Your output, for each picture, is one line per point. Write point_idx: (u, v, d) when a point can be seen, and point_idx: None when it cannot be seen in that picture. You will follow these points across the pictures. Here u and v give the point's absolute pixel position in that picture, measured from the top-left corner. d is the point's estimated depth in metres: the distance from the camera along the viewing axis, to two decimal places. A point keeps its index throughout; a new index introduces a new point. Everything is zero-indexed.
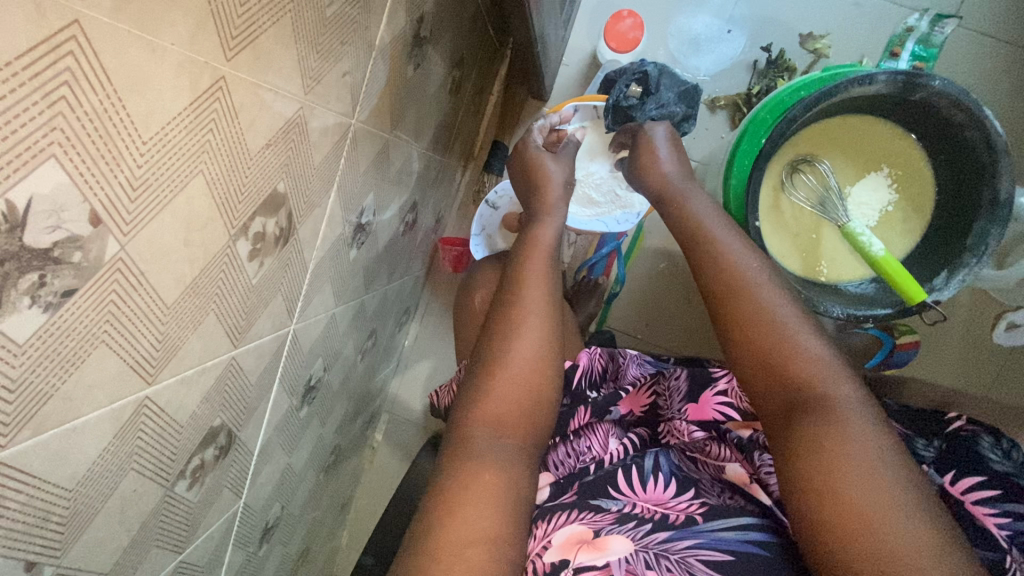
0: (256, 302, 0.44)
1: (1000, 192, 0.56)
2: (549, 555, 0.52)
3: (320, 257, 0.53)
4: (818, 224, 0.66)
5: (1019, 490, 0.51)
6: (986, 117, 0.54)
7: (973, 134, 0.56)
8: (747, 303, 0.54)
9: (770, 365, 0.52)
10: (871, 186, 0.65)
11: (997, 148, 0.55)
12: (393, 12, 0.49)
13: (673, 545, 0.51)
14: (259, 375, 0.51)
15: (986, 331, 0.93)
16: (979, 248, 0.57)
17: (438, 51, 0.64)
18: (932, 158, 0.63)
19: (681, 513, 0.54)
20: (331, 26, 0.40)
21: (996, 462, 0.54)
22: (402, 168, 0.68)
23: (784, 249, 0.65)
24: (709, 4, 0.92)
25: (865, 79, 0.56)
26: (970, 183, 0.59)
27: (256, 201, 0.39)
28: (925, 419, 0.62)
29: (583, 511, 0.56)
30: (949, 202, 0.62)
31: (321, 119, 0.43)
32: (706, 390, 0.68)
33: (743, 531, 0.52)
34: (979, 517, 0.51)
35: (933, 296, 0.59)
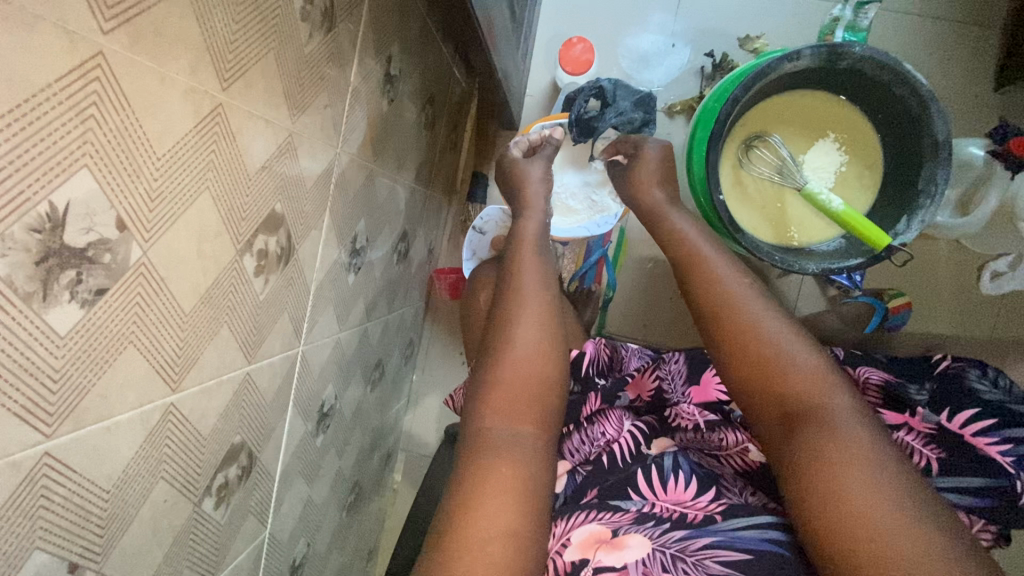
0: (265, 319, 0.48)
1: (938, 135, 0.60)
2: (569, 553, 0.53)
3: (320, 280, 0.57)
4: (780, 193, 0.70)
5: (1014, 417, 0.55)
6: (909, 72, 0.59)
7: (903, 89, 0.61)
8: (723, 297, 0.58)
9: (755, 366, 0.53)
10: (823, 151, 0.70)
11: (925, 97, 0.59)
12: (364, 51, 0.55)
13: (689, 546, 0.51)
14: (275, 394, 0.53)
15: (971, 284, 0.97)
16: (931, 190, 0.61)
17: (409, 89, 0.70)
18: (871, 117, 0.68)
19: (700, 513, 0.55)
20: (310, 63, 0.45)
21: (987, 392, 0.59)
22: (389, 197, 0.73)
23: (752, 221, 0.70)
24: (651, 25, 1.01)
25: (793, 55, 0.61)
26: (910, 133, 0.64)
27: (257, 219, 0.43)
28: (915, 365, 0.66)
29: (602, 511, 0.57)
30: (898, 154, 0.66)
31: (308, 148, 0.48)
32: (707, 372, 0.71)
33: (761, 531, 0.52)
34: (981, 448, 0.54)
35: (898, 240, 0.62)
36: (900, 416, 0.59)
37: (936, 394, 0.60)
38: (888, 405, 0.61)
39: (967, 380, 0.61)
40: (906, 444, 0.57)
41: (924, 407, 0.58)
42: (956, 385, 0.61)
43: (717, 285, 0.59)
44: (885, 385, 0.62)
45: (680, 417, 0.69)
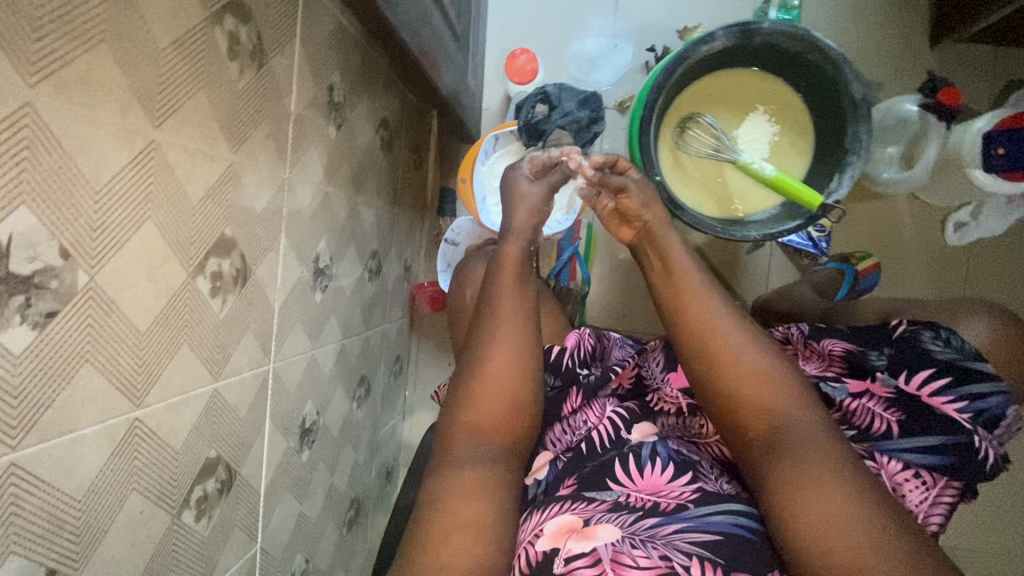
0: (227, 337, 0.51)
1: (856, 94, 0.63)
2: (541, 542, 0.53)
3: (284, 298, 0.61)
4: (720, 168, 0.73)
5: (965, 373, 0.56)
6: (817, 39, 0.62)
7: (815, 56, 0.64)
8: (703, 311, 0.58)
9: (740, 386, 0.53)
10: (754, 124, 0.73)
11: (837, 60, 0.62)
12: (302, 82, 0.59)
13: (659, 531, 0.51)
14: (248, 410, 0.56)
15: (936, 239, 0.99)
16: (857, 146, 0.64)
17: (358, 114, 0.74)
18: (795, 86, 0.71)
19: (673, 500, 0.55)
20: (245, 97, 0.49)
21: (938, 351, 0.58)
22: (351, 217, 0.76)
23: (696, 199, 0.73)
24: (593, 29, 1.06)
25: (706, 38, 0.65)
26: (830, 96, 0.67)
27: (207, 243, 0.47)
28: (870, 330, 0.63)
29: (577, 501, 0.57)
30: (823, 117, 0.70)
31: (254, 175, 0.52)
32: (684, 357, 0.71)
33: (731, 517, 0.52)
34: (940, 408, 0.55)
35: (832, 197, 0.65)
36: (862, 383, 0.59)
37: (894, 357, 0.59)
38: (851, 373, 0.61)
39: (922, 343, 0.59)
40: (867, 409, 0.57)
41: (884, 371, 0.58)
42: (910, 347, 0.59)
43: (695, 298, 0.59)
44: (846, 353, 0.61)
45: (662, 401, 0.70)
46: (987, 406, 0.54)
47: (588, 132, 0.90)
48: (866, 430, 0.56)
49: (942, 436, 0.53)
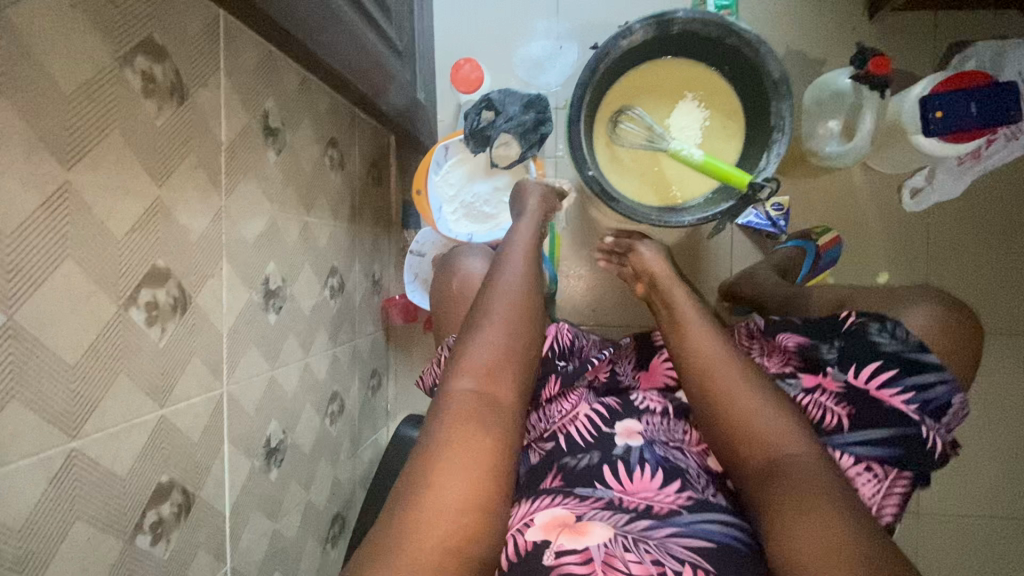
0: (170, 364, 0.53)
1: (774, 73, 0.64)
2: (530, 532, 0.49)
3: (232, 322, 0.62)
4: (655, 157, 0.75)
5: (915, 365, 0.55)
6: (732, 23, 0.63)
7: (733, 40, 0.66)
8: (706, 347, 0.60)
9: (737, 418, 0.54)
10: (685, 111, 0.75)
11: (752, 42, 0.64)
12: (232, 112, 0.61)
13: (654, 531, 0.48)
14: (203, 434, 0.58)
15: (891, 207, 1.00)
16: (779, 124, 0.65)
17: (300, 137, 0.76)
18: (721, 70, 0.72)
19: (667, 504, 0.51)
20: (166, 132, 0.52)
21: (885, 343, 0.57)
22: (303, 238, 0.78)
23: (635, 189, 0.75)
24: (537, 32, 1.08)
25: (625, 31, 0.66)
26: (752, 78, 0.68)
27: (138, 274, 0.49)
28: (821, 322, 0.64)
29: (566, 497, 0.53)
30: (749, 99, 0.71)
31: (185, 206, 0.54)
32: (654, 358, 0.74)
33: (723, 525, 0.49)
34: (888, 400, 0.54)
35: (761, 175, 0.67)
36: (814, 377, 0.59)
37: (845, 351, 0.59)
38: (804, 368, 0.61)
39: (869, 337, 0.58)
40: (818, 404, 0.57)
41: (832, 365, 0.58)
42: (858, 341, 0.58)
43: (699, 335, 0.61)
44: (798, 349, 0.62)
45: (647, 400, 0.66)
46: (933, 396, 0.53)
47: (534, 134, 0.91)
48: (818, 425, 0.56)
49: (892, 427, 0.53)
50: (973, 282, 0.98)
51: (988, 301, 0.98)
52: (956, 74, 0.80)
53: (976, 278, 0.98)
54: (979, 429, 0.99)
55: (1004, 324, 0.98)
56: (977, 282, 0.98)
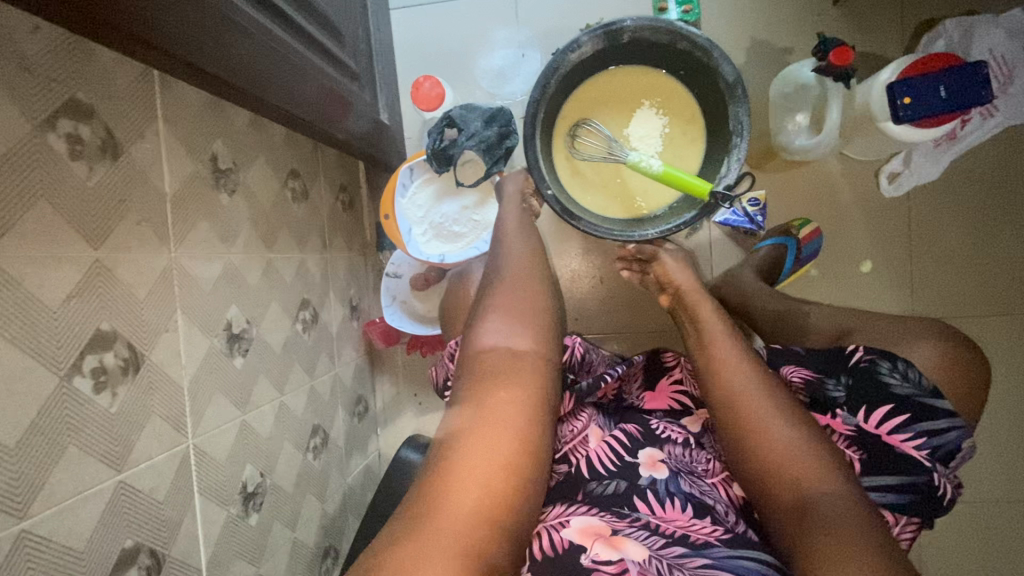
0: (126, 427, 0.52)
1: (728, 74, 0.64)
2: (566, 531, 0.50)
3: (194, 373, 0.61)
4: (617, 169, 0.73)
5: (925, 411, 0.55)
6: (680, 28, 0.63)
7: (684, 44, 0.65)
8: (736, 375, 0.58)
9: (769, 453, 0.52)
10: (643, 120, 0.72)
11: (704, 45, 0.63)
12: (176, 159, 0.60)
13: (689, 561, 0.47)
14: (170, 492, 0.57)
15: (872, 194, 0.97)
16: (738, 128, 0.66)
17: (257, 174, 0.75)
18: (676, 74, 0.70)
19: (702, 535, 0.50)
20: (101, 191, 0.50)
21: (896, 385, 0.57)
22: (268, 275, 0.77)
23: (599, 203, 0.73)
24: (499, 42, 1.06)
25: (574, 44, 0.65)
26: (705, 82, 0.68)
27: (80, 341, 0.48)
28: (825, 352, 0.63)
29: (602, 512, 0.53)
30: (707, 103, 0.70)
31: (129, 264, 0.53)
32: (662, 378, 0.70)
33: (759, 557, 0.48)
34: (899, 445, 0.55)
35: (723, 183, 0.66)
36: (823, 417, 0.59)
37: (852, 389, 0.58)
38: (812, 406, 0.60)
39: (878, 376, 0.58)
40: None
41: (842, 407, 0.58)
42: (869, 379, 0.58)
43: (727, 363, 0.59)
44: (805, 384, 0.61)
45: (667, 429, 0.63)
46: (942, 442, 0.54)
47: (498, 149, 0.90)
48: None
49: (902, 474, 0.54)
50: (959, 265, 0.96)
51: (976, 284, 0.96)
52: (919, 58, 0.79)
53: (962, 261, 0.96)
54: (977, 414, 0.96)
55: (994, 306, 0.96)
56: (964, 265, 0.96)
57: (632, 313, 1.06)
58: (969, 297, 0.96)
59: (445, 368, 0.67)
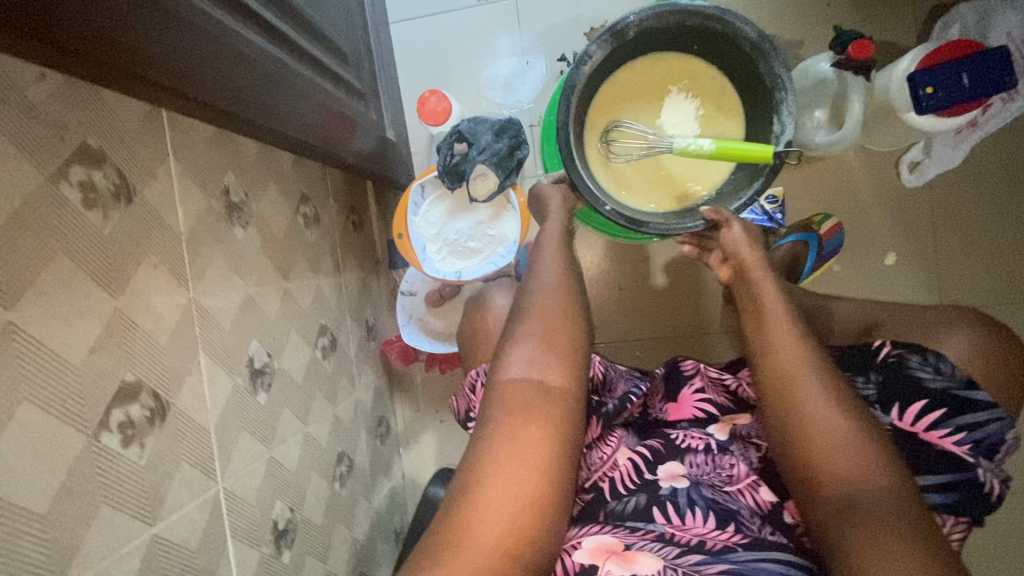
0: (156, 479, 0.51)
1: (753, 36, 0.61)
2: (578, 554, 0.48)
3: (219, 414, 0.60)
4: (659, 160, 0.71)
5: (964, 403, 0.49)
6: (683, 7, 0.62)
7: (695, 19, 0.63)
8: (784, 362, 0.53)
9: (817, 452, 0.48)
10: (673, 107, 0.71)
11: (718, 16, 0.61)
12: (189, 197, 0.58)
13: (705, 568, 0.45)
14: (203, 540, 0.56)
15: (893, 184, 0.95)
16: (778, 84, 0.62)
17: (268, 203, 0.73)
18: (692, 50, 0.69)
19: (720, 542, 0.48)
20: (117, 239, 0.49)
21: (928, 379, 0.51)
22: (286, 305, 0.75)
23: (652, 198, 0.71)
24: (501, 49, 1.04)
25: (585, 55, 0.63)
26: (727, 49, 0.65)
27: (106, 397, 0.46)
28: (852, 351, 0.58)
29: (617, 527, 0.51)
30: (733, 68, 0.67)
31: (149, 310, 0.51)
32: (683, 389, 0.66)
33: (782, 566, 0.46)
34: (936, 442, 0.49)
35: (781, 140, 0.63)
36: None
37: (881, 387, 0.53)
38: None
39: (907, 371, 0.52)
40: None
41: (874, 406, 0.53)
42: (897, 374, 0.53)
43: (778, 347, 0.54)
44: None
45: (688, 437, 0.60)
46: (985, 434, 0.49)
47: (510, 161, 0.89)
48: None
49: (943, 473, 0.49)
50: (987, 252, 0.94)
51: (1005, 269, 0.94)
52: (943, 46, 0.76)
53: (989, 247, 0.94)
54: None
55: None
56: (992, 252, 0.94)
57: (652, 319, 1.04)
58: (999, 284, 0.94)
59: (467, 399, 0.65)
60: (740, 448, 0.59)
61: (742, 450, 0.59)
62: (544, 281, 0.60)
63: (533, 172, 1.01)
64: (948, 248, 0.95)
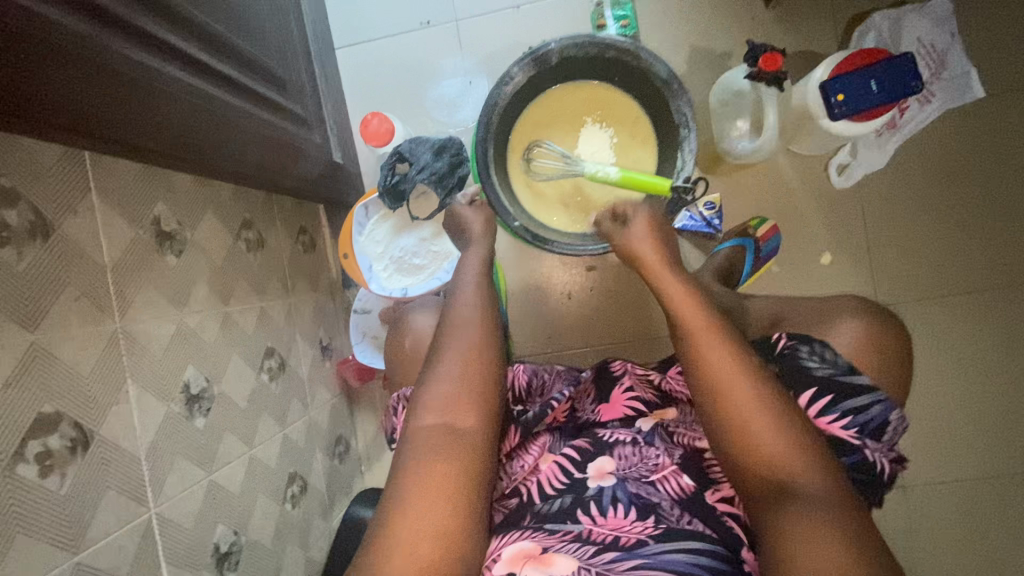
0: (78, 508, 0.52)
1: (664, 72, 0.64)
2: (497, 568, 0.49)
3: (151, 441, 0.61)
4: (577, 185, 0.75)
5: (848, 390, 0.53)
6: (603, 39, 0.64)
7: (613, 52, 0.66)
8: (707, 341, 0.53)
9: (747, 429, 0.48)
10: (591, 136, 0.75)
11: (632, 50, 0.64)
12: (114, 230, 0.59)
13: (617, 565, 0.46)
14: (132, 566, 0.57)
15: (825, 187, 0.98)
16: (683, 121, 0.65)
17: (206, 230, 0.75)
18: (613, 81, 0.72)
19: (634, 536, 0.50)
20: (32, 273, 0.50)
21: (817, 368, 0.55)
22: (227, 329, 0.76)
23: (567, 221, 0.75)
24: (445, 72, 1.07)
25: (506, 78, 0.66)
26: (643, 82, 0.68)
27: (21, 429, 0.48)
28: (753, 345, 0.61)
29: (537, 531, 0.52)
30: (650, 99, 0.70)
31: (70, 341, 0.53)
32: (615, 390, 0.68)
33: (691, 554, 0.47)
34: (826, 429, 0.53)
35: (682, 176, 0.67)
36: None
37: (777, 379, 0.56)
38: None
39: (799, 362, 0.56)
40: None
41: None
42: (791, 366, 0.56)
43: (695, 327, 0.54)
44: None
45: (615, 432, 0.62)
46: (869, 417, 0.52)
47: (451, 178, 0.90)
48: None
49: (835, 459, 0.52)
50: (917, 248, 0.97)
51: (935, 265, 0.97)
52: (852, 55, 0.80)
53: (919, 243, 0.97)
54: (952, 393, 0.97)
55: (956, 285, 0.97)
56: (922, 247, 0.97)
57: (602, 326, 1.06)
58: (931, 279, 0.97)
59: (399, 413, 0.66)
60: (662, 442, 0.61)
61: (664, 443, 0.61)
62: (462, 332, 0.60)
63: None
64: (880, 246, 0.98)
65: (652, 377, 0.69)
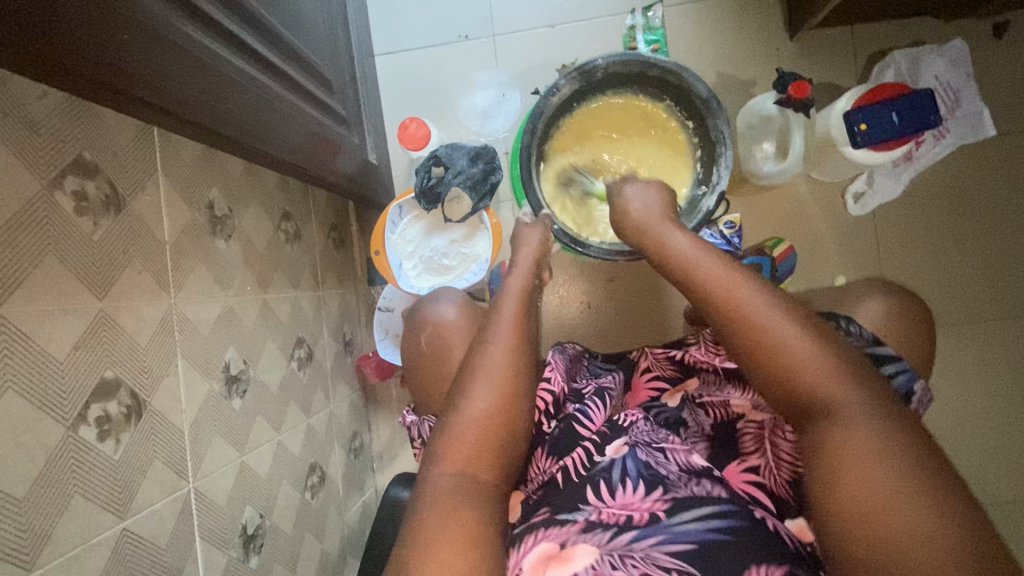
0: (128, 475, 0.53)
1: (703, 92, 0.69)
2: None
3: (193, 417, 0.62)
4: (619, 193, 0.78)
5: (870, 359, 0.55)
6: (648, 57, 0.68)
7: (655, 70, 0.70)
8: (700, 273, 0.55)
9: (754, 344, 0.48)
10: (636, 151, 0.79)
11: (675, 71, 0.68)
12: (175, 210, 0.62)
13: (637, 544, 0.44)
14: (171, 538, 0.58)
15: (841, 212, 1.02)
16: (719, 137, 0.69)
17: (252, 216, 0.77)
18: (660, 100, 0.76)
19: (646, 511, 0.47)
20: (105, 244, 0.52)
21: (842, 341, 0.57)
22: (264, 314, 0.78)
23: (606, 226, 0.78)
24: (479, 83, 1.11)
25: (552, 88, 0.70)
26: (683, 100, 0.73)
27: (85, 392, 0.50)
28: None
29: (549, 526, 0.48)
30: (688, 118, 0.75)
31: (131, 312, 0.55)
32: (637, 377, 0.70)
33: (703, 519, 0.45)
34: None
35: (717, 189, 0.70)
36: None
37: None
38: None
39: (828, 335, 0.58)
40: None
41: None
42: None
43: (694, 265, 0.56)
44: None
45: (628, 415, 0.61)
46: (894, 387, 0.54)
47: (484, 184, 0.94)
48: None
49: None
50: (929, 275, 1.01)
51: (945, 291, 1.01)
52: (874, 88, 0.85)
53: (930, 270, 1.01)
54: (958, 417, 1.00)
55: (965, 313, 1.00)
56: (933, 275, 1.01)
57: (620, 336, 1.08)
58: (941, 306, 1.01)
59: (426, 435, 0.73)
60: (690, 414, 0.63)
61: (692, 415, 0.63)
62: (487, 375, 0.55)
63: (505, 197, 1.08)
64: (892, 272, 1.02)
65: (672, 353, 0.69)
